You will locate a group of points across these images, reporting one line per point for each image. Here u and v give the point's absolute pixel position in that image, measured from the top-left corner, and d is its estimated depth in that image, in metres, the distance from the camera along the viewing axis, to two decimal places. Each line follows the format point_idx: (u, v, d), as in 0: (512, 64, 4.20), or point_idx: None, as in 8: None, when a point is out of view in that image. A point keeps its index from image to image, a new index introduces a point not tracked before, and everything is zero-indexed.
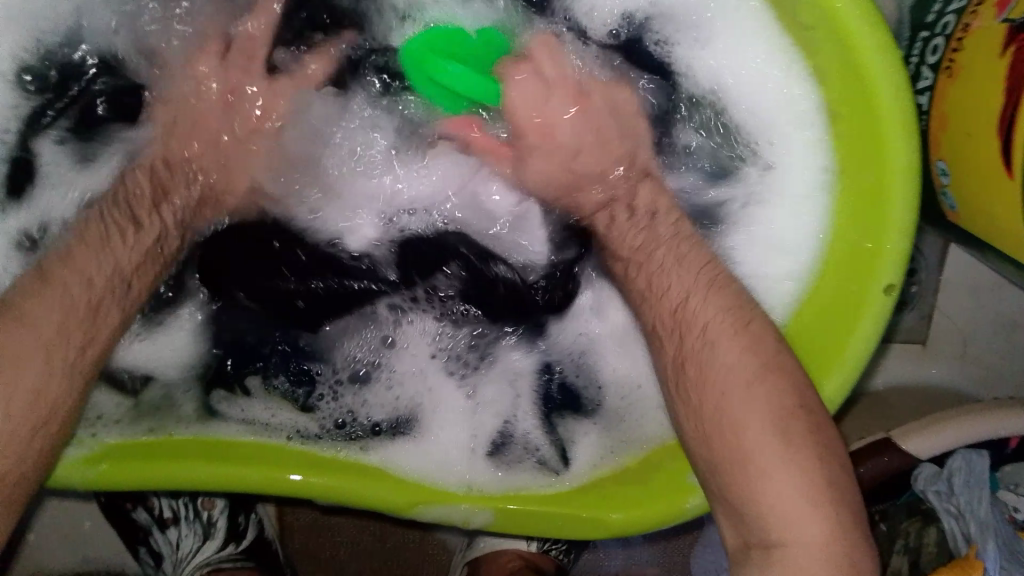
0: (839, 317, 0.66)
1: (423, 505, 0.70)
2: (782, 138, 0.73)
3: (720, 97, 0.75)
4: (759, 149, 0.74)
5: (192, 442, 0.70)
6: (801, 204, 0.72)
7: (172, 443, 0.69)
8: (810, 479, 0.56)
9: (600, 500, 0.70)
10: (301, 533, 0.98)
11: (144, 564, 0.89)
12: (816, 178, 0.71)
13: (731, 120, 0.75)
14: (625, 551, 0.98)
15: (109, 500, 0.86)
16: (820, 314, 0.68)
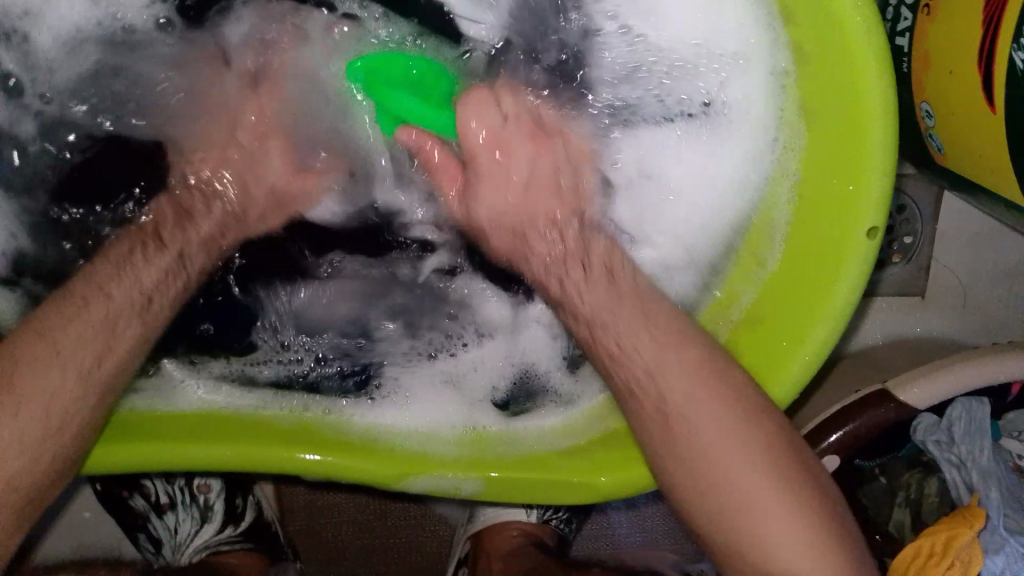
0: (803, 277, 0.66)
1: (411, 475, 0.69)
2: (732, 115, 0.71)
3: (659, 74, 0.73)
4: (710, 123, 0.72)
5: (164, 422, 0.69)
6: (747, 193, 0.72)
7: (146, 425, 0.68)
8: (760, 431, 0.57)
9: (588, 465, 0.69)
10: (301, 514, 0.98)
11: (143, 550, 0.89)
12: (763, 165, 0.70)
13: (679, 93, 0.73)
14: (634, 520, 0.97)
15: (104, 490, 0.86)
16: (779, 300, 0.67)
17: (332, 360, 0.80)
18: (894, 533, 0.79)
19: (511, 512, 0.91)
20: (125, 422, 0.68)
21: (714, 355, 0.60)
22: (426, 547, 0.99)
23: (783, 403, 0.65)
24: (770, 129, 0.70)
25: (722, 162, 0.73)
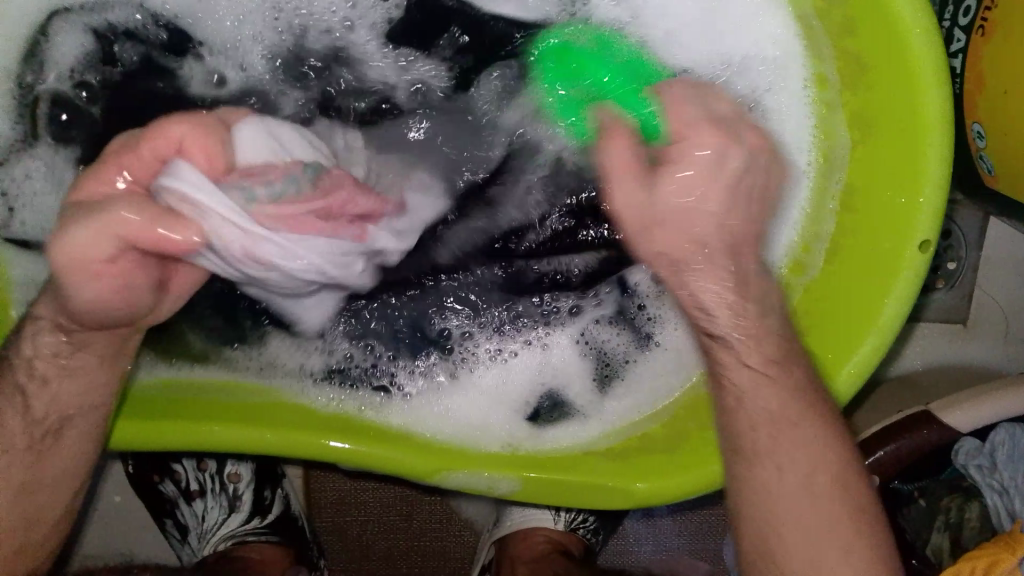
0: (853, 282, 0.66)
1: (446, 470, 0.69)
2: (768, 101, 0.71)
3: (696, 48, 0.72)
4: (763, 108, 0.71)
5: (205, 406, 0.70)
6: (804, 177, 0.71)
7: (187, 406, 0.69)
8: None
9: (624, 469, 0.69)
10: (327, 510, 0.98)
11: (170, 537, 0.89)
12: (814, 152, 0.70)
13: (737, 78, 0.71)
14: (658, 536, 0.95)
15: (136, 473, 0.87)
16: (833, 299, 0.67)
17: (384, 339, 0.79)
18: (931, 558, 0.76)
19: (538, 518, 0.91)
20: (163, 403, 0.69)
21: (758, 365, 0.61)
22: (450, 551, 0.99)
23: (844, 393, 0.64)
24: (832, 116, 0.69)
25: (772, 150, 0.72)
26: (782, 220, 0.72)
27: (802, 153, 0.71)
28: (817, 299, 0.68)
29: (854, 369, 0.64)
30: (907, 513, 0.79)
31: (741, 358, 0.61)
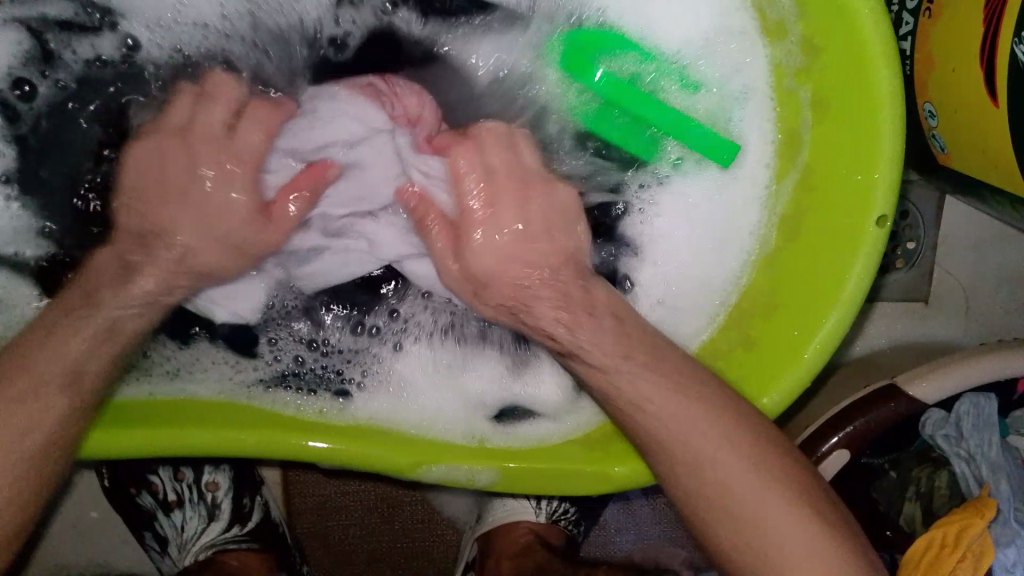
0: (808, 271, 0.67)
1: (425, 463, 0.69)
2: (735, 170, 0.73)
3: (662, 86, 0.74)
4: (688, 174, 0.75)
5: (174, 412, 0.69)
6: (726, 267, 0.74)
7: (160, 414, 0.68)
8: None
9: (601, 454, 0.70)
10: (310, 515, 0.98)
11: (150, 549, 0.88)
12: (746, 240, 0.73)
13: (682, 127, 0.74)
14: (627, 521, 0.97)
15: (113, 487, 0.86)
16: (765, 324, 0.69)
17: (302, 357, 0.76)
18: (905, 528, 0.79)
19: (520, 512, 0.91)
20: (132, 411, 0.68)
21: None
22: (435, 550, 0.99)
23: (771, 412, 0.66)
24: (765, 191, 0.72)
25: (700, 216, 0.75)
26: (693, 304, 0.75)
27: (730, 232, 0.74)
28: (735, 342, 0.71)
29: (798, 374, 0.65)
30: (880, 484, 0.82)
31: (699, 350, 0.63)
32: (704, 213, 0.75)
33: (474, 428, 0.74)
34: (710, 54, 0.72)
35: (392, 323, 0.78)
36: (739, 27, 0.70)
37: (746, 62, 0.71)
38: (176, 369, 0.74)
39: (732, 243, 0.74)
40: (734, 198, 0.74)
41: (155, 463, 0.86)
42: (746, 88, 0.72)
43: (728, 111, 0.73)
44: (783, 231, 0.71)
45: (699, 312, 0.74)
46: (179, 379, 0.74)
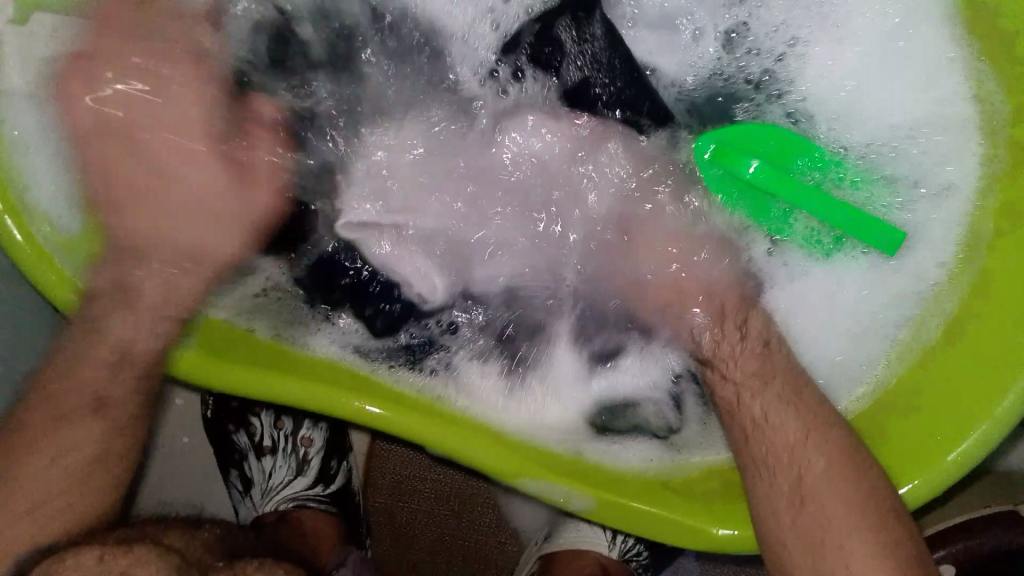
0: (969, 370, 0.64)
1: (526, 476, 0.68)
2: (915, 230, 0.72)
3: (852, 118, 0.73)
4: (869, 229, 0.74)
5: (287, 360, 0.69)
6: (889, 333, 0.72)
7: (277, 359, 0.68)
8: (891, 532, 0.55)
9: (701, 508, 0.68)
10: (382, 492, 0.99)
11: (232, 488, 0.91)
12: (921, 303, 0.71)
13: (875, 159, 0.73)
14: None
15: (214, 420, 0.89)
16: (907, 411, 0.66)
17: (413, 339, 0.76)
18: None
19: (591, 541, 0.89)
20: (245, 348, 0.68)
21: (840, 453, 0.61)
22: (493, 557, 0.98)
23: (913, 504, 0.62)
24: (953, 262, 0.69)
25: (860, 288, 0.74)
26: (858, 353, 0.73)
27: (895, 299, 0.72)
28: (880, 414, 0.68)
29: (943, 475, 0.62)
30: None
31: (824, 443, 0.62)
32: (867, 292, 0.73)
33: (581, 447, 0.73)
34: (909, 146, 0.72)
35: (538, 346, 0.78)
36: (959, 122, 0.69)
37: (947, 163, 0.70)
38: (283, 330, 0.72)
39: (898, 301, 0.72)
40: (901, 284, 0.72)
41: (258, 406, 0.88)
42: (946, 186, 0.70)
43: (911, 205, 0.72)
44: (949, 331, 0.68)
45: (863, 368, 0.72)
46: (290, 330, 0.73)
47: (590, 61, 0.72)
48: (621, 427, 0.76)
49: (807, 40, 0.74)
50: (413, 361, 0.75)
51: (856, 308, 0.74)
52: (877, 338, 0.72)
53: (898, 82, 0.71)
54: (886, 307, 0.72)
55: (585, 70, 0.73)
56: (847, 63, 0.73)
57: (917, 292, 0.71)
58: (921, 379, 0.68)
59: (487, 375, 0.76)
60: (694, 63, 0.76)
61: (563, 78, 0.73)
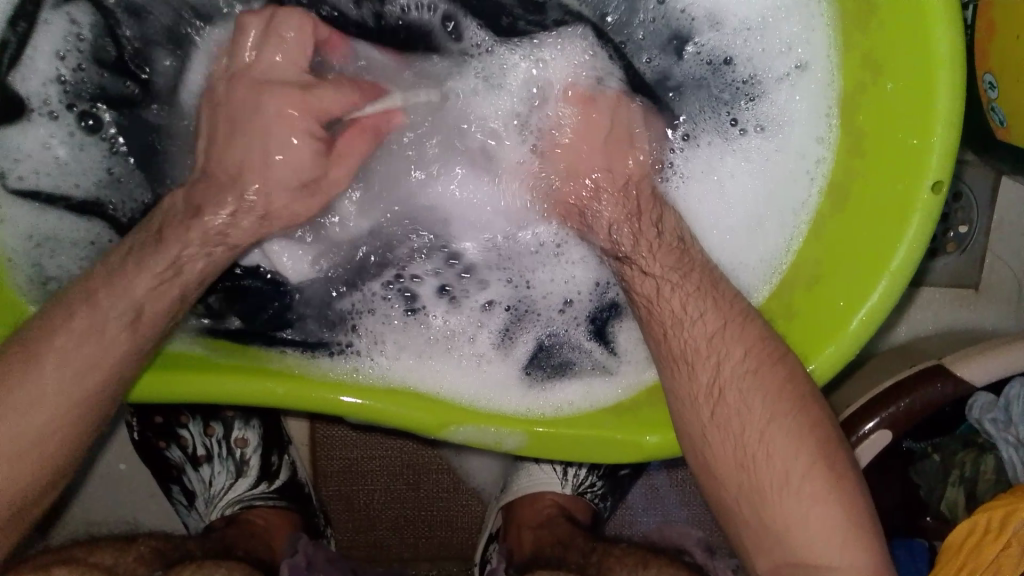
0: (850, 233, 0.65)
1: (454, 424, 0.68)
2: (776, 130, 0.69)
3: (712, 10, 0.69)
4: (756, 106, 0.70)
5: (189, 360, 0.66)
6: (772, 224, 0.70)
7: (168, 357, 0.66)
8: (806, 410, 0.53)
9: (633, 423, 0.67)
10: (334, 478, 0.96)
11: (177, 504, 0.88)
12: (805, 182, 0.69)
13: (746, 53, 0.69)
14: (651, 503, 0.95)
15: (143, 441, 0.87)
16: (806, 293, 0.66)
17: (305, 321, 0.73)
18: (946, 515, 0.78)
19: (545, 483, 0.88)
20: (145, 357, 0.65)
21: (660, 272, 0.57)
22: (457, 520, 0.98)
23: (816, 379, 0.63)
24: (829, 127, 0.67)
25: (758, 183, 0.70)
26: (756, 242, 0.70)
27: (775, 183, 0.70)
28: (790, 288, 0.67)
29: (845, 345, 0.62)
30: (920, 468, 0.78)
31: (645, 269, 0.57)
32: (765, 166, 0.70)
33: (504, 391, 0.72)
34: (778, 20, 0.67)
35: (480, 283, 0.76)
36: (800, 1, 0.65)
37: (798, 42, 0.66)
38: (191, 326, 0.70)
39: (786, 186, 0.69)
40: (791, 158, 0.69)
41: (184, 417, 0.86)
42: (798, 66, 0.67)
43: (759, 87, 0.69)
44: (823, 202, 0.68)
45: (763, 255, 0.70)
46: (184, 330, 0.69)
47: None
48: (541, 363, 0.73)
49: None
50: (318, 341, 0.72)
51: (739, 206, 0.71)
52: (776, 228, 0.69)
53: None
54: (770, 197, 0.70)
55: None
56: None
57: (806, 169, 0.68)
58: (817, 247, 0.67)
59: (397, 343, 0.73)
60: None
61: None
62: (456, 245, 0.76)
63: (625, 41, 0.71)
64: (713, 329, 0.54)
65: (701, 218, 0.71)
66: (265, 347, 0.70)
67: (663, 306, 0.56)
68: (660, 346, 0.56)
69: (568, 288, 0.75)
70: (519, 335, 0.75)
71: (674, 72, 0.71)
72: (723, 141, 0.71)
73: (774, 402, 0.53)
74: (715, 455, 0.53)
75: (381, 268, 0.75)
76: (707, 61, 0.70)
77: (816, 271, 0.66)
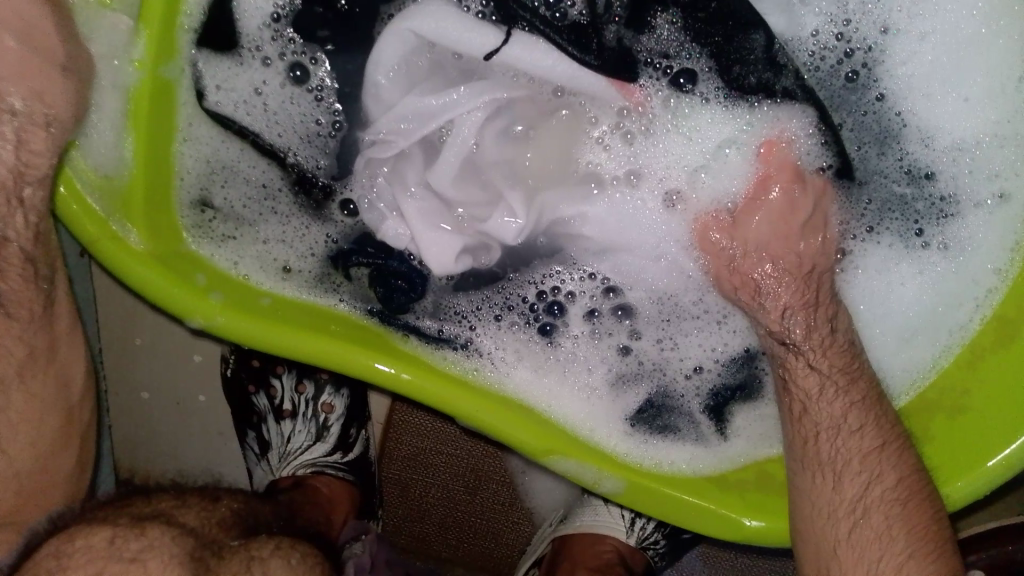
0: (1005, 370, 0.63)
1: (561, 454, 0.65)
2: (956, 252, 0.69)
3: (926, 127, 0.68)
4: (947, 225, 0.69)
5: (318, 320, 0.65)
6: (932, 342, 0.69)
7: (281, 310, 0.64)
8: (928, 542, 0.59)
9: (737, 501, 0.65)
10: (396, 462, 0.96)
11: (247, 450, 0.90)
12: (978, 307, 0.67)
13: (952, 175, 0.68)
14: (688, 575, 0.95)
15: (234, 379, 0.87)
16: (948, 418, 0.64)
17: (426, 319, 0.70)
18: None
19: (610, 527, 0.88)
20: (282, 309, 0.64)
21: (827, 372, 0.63)
22: (505, 536, 0.98)
23: (951, 505, 0.62)
24: (1009, 268, 0.67)
25: (927, 297, 0.70)
26: (910, 355, 0.69)
27: (946, 301, 0.69)
28: (937, 406, 0.66)
29: (985, 479, 0.61)
30: None
31: (812, 364, 0.64)
32: (937, 283, 0.70)
33: (611, 433, 0.69)
34: (994, 151, 0.67)
35: (624, 322, 0.73)
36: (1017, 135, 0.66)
37: (1007, 174, 0.67)
38: (324, 285, 0.68)
39: (954, 306, 0.68)
40: (963, 283, 0.68)
41: (280, 367, 0.86)
42: (998, 197, 0.67)
43: (954, 207, 0.68)
44: (984, 333, 0.66)
45: (915, 364, 0.69)
46: (315, 288, 0.68)
47: (700, 25, 0.65)
48: (661, 425, 0.71)
49: (897, 30, 0.66)
50: (444, 329, 0.70)
51: (898, 319, 0.70)
52: (926, 348, 0.69)
53: (958, 92, 0.67)
54: (932, 317, 0.69)
55: (715, 56, 0.66)
56: (925, 61, 0.67)
57: (975, 297, 0.68)
58: (971, 374, 0.65)
59: (520, 358, 0.70)
60: (820, 43, 0.66)
61: (680, 54, 0.66)
62: (616, 281, 0.72)
63: (840, 124, 0.68)
64: (867, 446, 0.61)
65: (862, 317, 0.71)
66: (388, 326, 0.68)
67: (823, 408, 0.62)
68: (805, 448, 0.62)
69: (711, 355, 0.73)
70: (645, 385, 0.72)
71: (871, 168, 0.68)
72: (912, 254, 0.70)
73: (911, 534, 0.59)
74: (844, 567, 0.60)
75: (528, 282, 0.72)
76: (908, 170, 0.68)
77: (963, 396, 0.65)
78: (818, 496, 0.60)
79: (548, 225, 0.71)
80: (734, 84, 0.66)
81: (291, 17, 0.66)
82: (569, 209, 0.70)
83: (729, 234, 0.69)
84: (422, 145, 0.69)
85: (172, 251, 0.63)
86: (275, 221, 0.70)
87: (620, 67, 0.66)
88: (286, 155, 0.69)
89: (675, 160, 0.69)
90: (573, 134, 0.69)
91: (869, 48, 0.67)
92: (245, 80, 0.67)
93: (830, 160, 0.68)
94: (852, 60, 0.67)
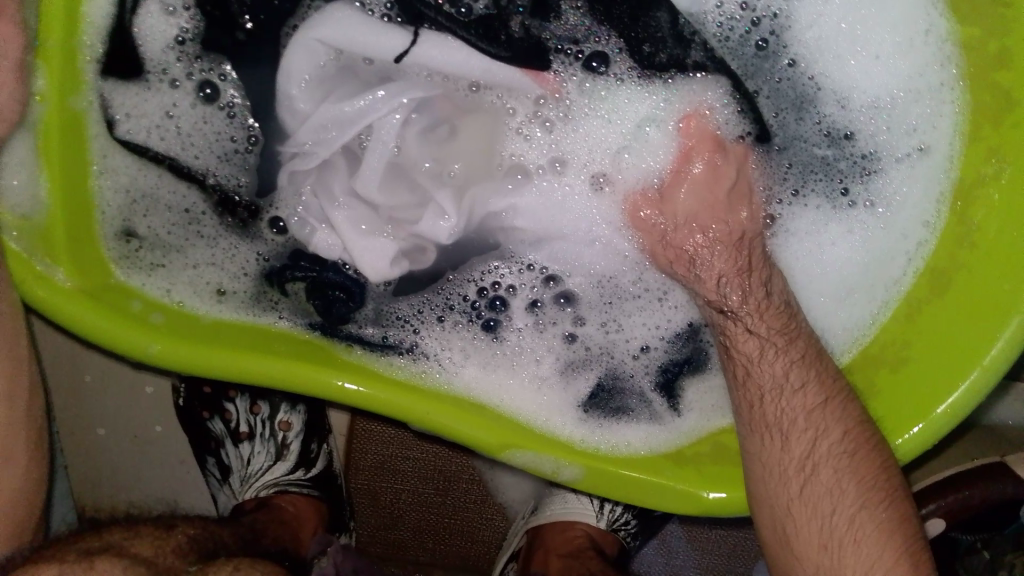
0: (941, 318, 0.64)
1: (517, 446, 0.65)
2: (885, 208, 0.70)
3: (841, 86, 0.69)
4: (871, 181, 0.70)
5: (259, 339, 0.64)
6: (870, 298, 0.69)
7: (218, 333, 0.63)
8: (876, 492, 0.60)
9: (694, 474, 0.65)
10: (363, 472, 0.96)
11: (209, 475, 0.89)
12: (911, 259, 0.68)
13: (870, 130, 0.69)
14: (667, 553, 0.96)
15: (187, 407, 0.87)
16: (889, 371, 0.66)
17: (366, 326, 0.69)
18: None
19: (579, 513, 0.88)
20: (220, 332, 0.63)
21: (766, 336, 0.63)
22: (481, 533, 0.98)
23: (902, 457, 0.62)
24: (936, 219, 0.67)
25: (862, 256, 0.70)
26: (849, 313, 0.70)
27: (880, 257, 0.70)
28: (879, 361, 0.67)
29: (929, 427, 0.61)
30: (968, 560, 0.79)
31: (752, 331, 0.64)
32: (869, 239, 0.70)
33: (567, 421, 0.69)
34: (911, 105, 0.67)
35: (566, 310, 0.73)
36: (932, 85, 0.66)
37: (926, 125, 0.67)
38: (260, 303, 0.67)
39: (887, 260, 0.69)
40: (895, 236, 0.69)
41: (233, 391, 0.85)
42: (920, 148, 0.68)
43: (877, 162, 0.70)
44: (919, 283, 0.67)
45: (855, 322, 0.70)
46: (251, 307, 0.67)
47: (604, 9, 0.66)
48: (614, 408, 0.70)
49: None
50: (387, 335, 0.70)
51: (835, 279, 0.71)
52: (865, 304, 0.69)
53: (867, 50, 0.68)
54: (867, 273, 0.70)
55: (623, 35, 0.67)
56: (831, 23, 0.68)
57: (906, 249, 0.68)
58: (908, 325, 0.66)
59: (466, 355, 0.70)
60: (726, 15, 0.68)
61: (589, 38, 0.67)
62: (555, 269, 0.72)
63: (755, 92, 0.69)
64: (813, 403, 0.62)
65: (798, 280, 0.72)
66: (330, 338, 0.67)
67: (765, 371, 0.63)
68: (751, 412, 0.63)
69: (656, 335, 0.73)
70: (594, 369, 0.72)
71: (790, 133, 0.69)
72: (840, 213, 0.71)
73: (861, 485, 0.60)
74: (797, 526, 0.61)
75: (467, 280, 0.72)
76: (827, 132, 0.70)
77: (902, 348, 0.66)
78: (766, 457, 0.61)
79: (481, 218, 0.71)
80: (645, 63, 0.67)
81: (198, 37, 0.66)
82: (500, 199, 0.70)
83: (658, 210, 0.69)
84: (344, 153, 0.69)
85: (98, 284, 0.62)
86: (203, 244, 0.69)
87: (531, 56, 0.66)
88: (207, 177, 0.69)
89: (598, 140, 0.69)
90: (496, 126, 0.69)
91: (775, 14, 0.67)
92: (160, 105, 0.67)
93: (749, 127, 0.69)
94: (760, 28, 0.68)
